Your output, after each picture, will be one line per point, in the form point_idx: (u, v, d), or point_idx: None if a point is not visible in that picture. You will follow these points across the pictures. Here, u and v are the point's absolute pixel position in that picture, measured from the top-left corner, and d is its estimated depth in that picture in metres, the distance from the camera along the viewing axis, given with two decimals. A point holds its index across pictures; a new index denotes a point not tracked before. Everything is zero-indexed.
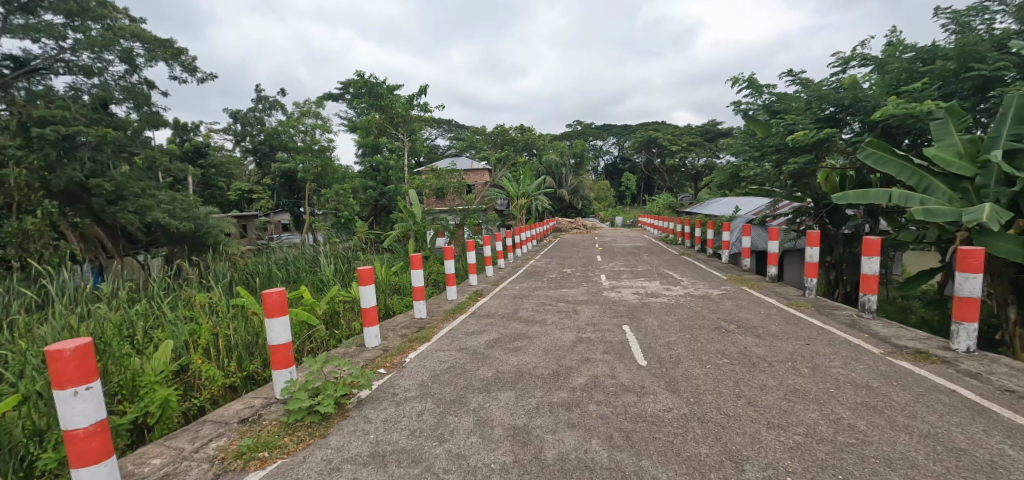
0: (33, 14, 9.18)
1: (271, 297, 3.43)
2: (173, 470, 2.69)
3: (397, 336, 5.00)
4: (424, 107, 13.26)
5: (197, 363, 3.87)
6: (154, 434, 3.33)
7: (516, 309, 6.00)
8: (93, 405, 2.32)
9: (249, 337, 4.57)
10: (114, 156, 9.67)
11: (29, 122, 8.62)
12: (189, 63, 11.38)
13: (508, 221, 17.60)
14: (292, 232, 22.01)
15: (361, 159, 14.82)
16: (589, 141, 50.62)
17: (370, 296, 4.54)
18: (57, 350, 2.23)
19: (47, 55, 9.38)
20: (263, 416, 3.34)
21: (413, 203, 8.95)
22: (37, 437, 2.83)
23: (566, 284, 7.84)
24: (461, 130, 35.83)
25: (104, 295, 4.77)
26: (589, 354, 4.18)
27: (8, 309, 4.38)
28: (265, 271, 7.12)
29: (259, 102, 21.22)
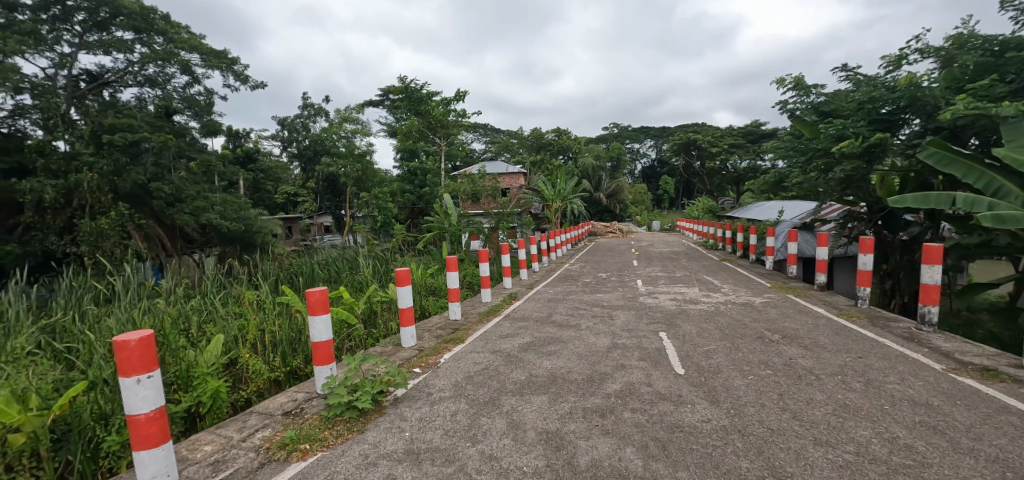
0: (106, 31, 9.96)
1: (314, 295, 3.56)
2: (223, 457, 2.84)
3: (433, 337, 5.08)
4: (461, 112, 13.46)
5: (245, 357, 4.07)
6: (205, 422, 3.53)
7: (550, 313, 5.97)
8: (154, 392, 2.47)
9: (292, 333, 4.75)
10: (172, 162, 10.33)
11: (100, 131, 9.26)
12: (242, 73, 12.01)
13: (543, 224, 17.56)
14: (334, 234, 22.76)
15: (399, 164, 15.19)
16: (626, 144, 49.91)
17: (407, 296, 4.62)
18: (123, 340, 2.39)
19: (118, 68, 10.13)
20: (305, 410, 3.47)
21: (449, 207, 9.07)
22: (103, 420, 3.06)
23: (601, 288, 7.74)
24: (497, 134, 36.12)
25: (163, 291, 5.10)
26: (624, 361, 4.12)
27: (79, 301, 4.73)
28: (308, 271, 7.40)
29: (304, 109, 22.11)
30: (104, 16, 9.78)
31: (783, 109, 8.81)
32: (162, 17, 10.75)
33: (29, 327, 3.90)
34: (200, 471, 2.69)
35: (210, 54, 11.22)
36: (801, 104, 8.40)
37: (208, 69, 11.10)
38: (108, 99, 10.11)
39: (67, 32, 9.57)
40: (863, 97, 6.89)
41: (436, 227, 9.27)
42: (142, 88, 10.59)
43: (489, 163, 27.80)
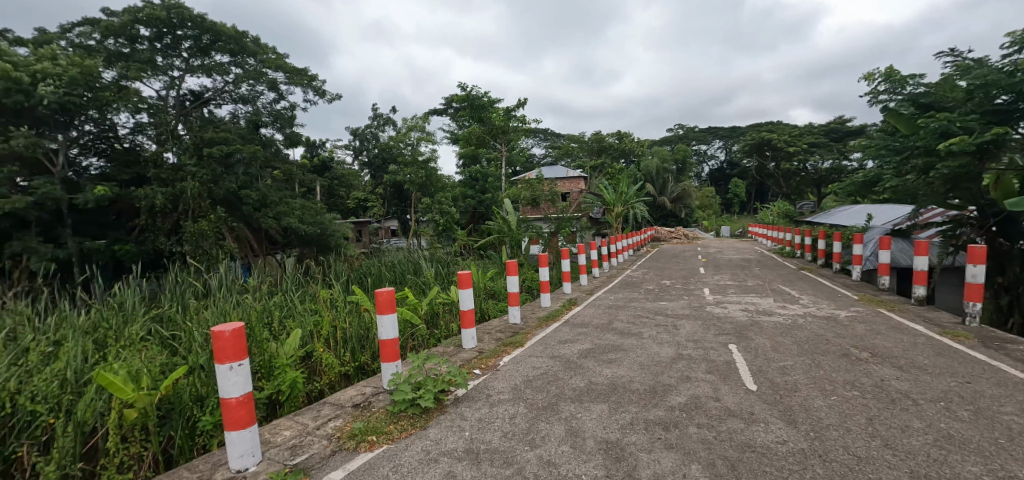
0: (207, 55, 11.09)
1: (382, 296, 3.74)
2: (299, 442, 3.05)
3: (492, 340, 5.14)
4: (522, 118, 13.58)
5: (320, 351, 4.35)
6: (284, 409, 3.81)
7: (611, 320, 5.84)
8: (243, 379, 2.70)
9: (361, 330, 5.00)
10: (260, 171, 11.23)
11: (201, 143, 10.28)
12: (320, 88, 12.89)
13: (604, 229, 17.26)
14: (400, 238, 23.74)
15: (461, 169, 15.60)
16: (693, 146, 47.96)
17: (468, 299, 4.71)
18: (219, 331, 2.64)
19: (217, 88, 11.24)
20: (372, 403, 3.64)
21: (509, 212, 9.10)
22: (199, 401, 3.40)
23: (665, 296, 7.47)
24: (557, 138, 36.05)
25: (251, 287, 5.58)
26: (690, 373, 3.95)
27: (182, 295, 5.28)
28: (376, 273, 7.78)
29: (374, 119, 23.26)
30: (207, 43, 10.94)
31: (873, 101, 8.14)
32: (254, 41, 11.82)
33: (142, 316, 4.41)
34: (279, 454, 2.90)
35: (294, 72, 12.16)
36: (894, 96, 7.74)
37: (291, 86, 12.04)
38: (208, 116, 11.24)
39: (177, 58, 10.79)
40: (972, 83, 6.20)
41: (497, 232, 9.37)
42: (236, 105, 11.66)
43: (549, 168, 27.78)
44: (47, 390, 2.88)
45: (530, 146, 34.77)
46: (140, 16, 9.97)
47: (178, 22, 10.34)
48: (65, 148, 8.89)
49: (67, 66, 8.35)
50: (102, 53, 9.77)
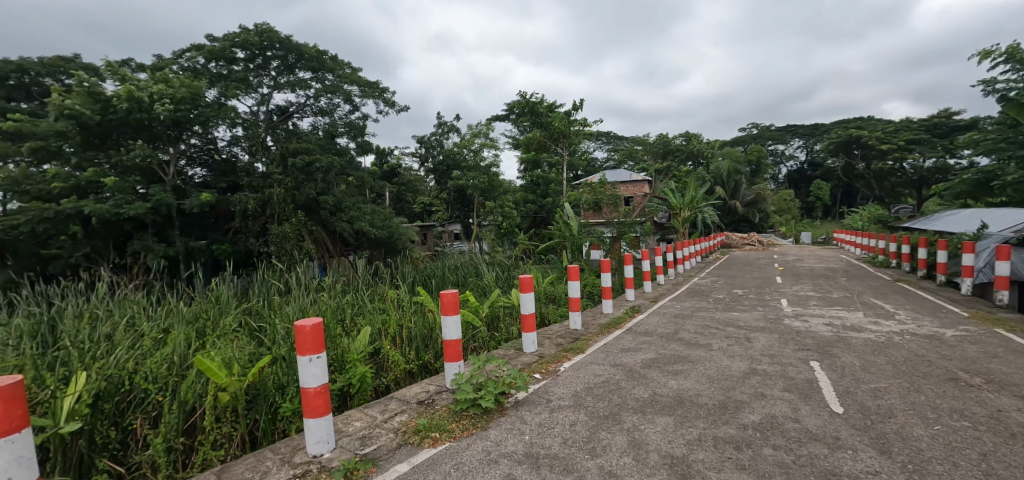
0: (292, 72, 12.00)
1: (447, 297, 3.84)
2: (368, 434, 3.20)
3: (553, 345, 5.10)
4: (583, 122, 13.44)
5: (387, 348, 4.53)
6: (354, 402, 4.00)
7: (677, 330, 5.60)
8: (320, 370, 2.88)
9: (425, 330, 5.15)
10: (336, 178, 11.91)
11: (285, 153, 11.13)
12: (390, 99, 13.51)
13: (669, 234, 16.63)
14: (462, 242, 24.28)
15: (523, 174, 15.68)
16: (769, 146, 45.08)
17: (529, 303, 4.71)
18: (300, 325, 2.83)
19: (300, 102, 12.12)
20: (436, 401, 3.73)
21: (570, 216, 8.97)
22: (281, 389, 3.65)
23: (737, 307, 7.04)
24: (620, 141, 35.28)
25: (326, 286, 5.94)
26: (765, 390, 3.68)
27: (267, 291, 5.73)
28: (439, 275, 7.99)
29: (439, 126, 23.99)
30: (292, 61, 11.82)
31: (988, 90, 7.24)
32: (332, 57, 12.59)
33: (234, 309, 4.84)
34: (350, 444, 3.05)
35: (366, 85, 12.83)
36: (1016, 83, 6.84)
37: (364, 98, 12.72)
38: (292, 128, 12.15)
39: (267, 77, 11.77)
40: None
41: (558, 237, 9.30)
42: (316, 117, 12.48)
43: (612, 171, 27.25)
44: (156, 371, 3.24)
45: (592, 150, 34.33)
46: (237, 41, 11.11)
47: (267, 43, 11.31)
48: (174, 160, 9.99)
49: (176, 87, 9.39)
50: (205, 74, 10.91)
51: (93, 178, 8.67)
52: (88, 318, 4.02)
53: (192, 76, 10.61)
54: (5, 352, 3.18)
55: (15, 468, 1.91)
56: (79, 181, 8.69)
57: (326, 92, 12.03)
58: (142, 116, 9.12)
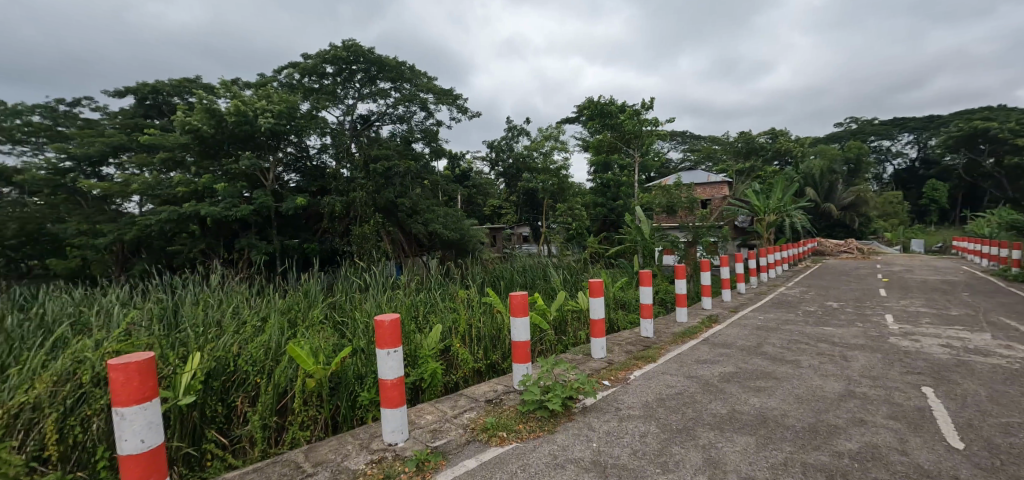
0: (374, 83, 12.74)
1: (516, 299, 3.88)
2: (440, 427, 3.31)
3: (622, 352, 4.96)
4: (656, 121, 12.96)
5: (456, 346, 4.65)
6: (425, 396, 4.16)
7: (760, 344, 5.22)
8: (397, 363, 3.02)
9: (494, 331, 5.23)
10: (413, 182, 12.45)
11: (367, 159, 11.83)
12: (463, 105, 13.89)
13: (752, 239, 15.55)
14: (531, 244, 24.37)
15: (593, 176, 15.43)
16: (871, 142, 40.71)
17: (599, 308, 4.62)
18: (380, 320, 2.99)
19: (380, 111, 12.82)
20: (504, 400, 3.77)
21: (641, 219, 8.69)
22: (360, 379, 3.90)
23: (830, 321, 6.42)
24: (697, 141, 33.59)
25: (402, 284, 6.23)
26: (864, 416, 3.32)
27: (350, 286, 6.13)
28: (508, 276, 8.08)
29: (509, 130, 24.29)
30: (374, 72, 12.54)
31: None
32: (410, 67, 13.18)
33: (321, 302, 5.24)
34: (422, 436, 3.18)
35: (441, 93, 13.30)
36: None
37: (439, 105, 13.20)
38: (373, 135, 12.89)
39: (352, 89, 12.60)
40: None
41: (629, 241, 9.03)
42: (395, 125, 13.14)
43: (687, 172, 26.03)
44: (255, 356, 3.59)
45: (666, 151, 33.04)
46: (327, 57, 12.02)
47: (352, 58, 12.12)
48: (272, 167, 11.00)
49: (275, 102, 10.33)
50: (300, 89, 11.92)
51: (207, 184, 9.79)
52: (201, 306, 4.54)
53: (288, 91, 11.64)
54: (139, 331, 3.70)
55: (147, 430, 2.19)
56: (195, 186, 9.86)
57: (404, 101, 12.63)
58: (246, 128, 10.15)
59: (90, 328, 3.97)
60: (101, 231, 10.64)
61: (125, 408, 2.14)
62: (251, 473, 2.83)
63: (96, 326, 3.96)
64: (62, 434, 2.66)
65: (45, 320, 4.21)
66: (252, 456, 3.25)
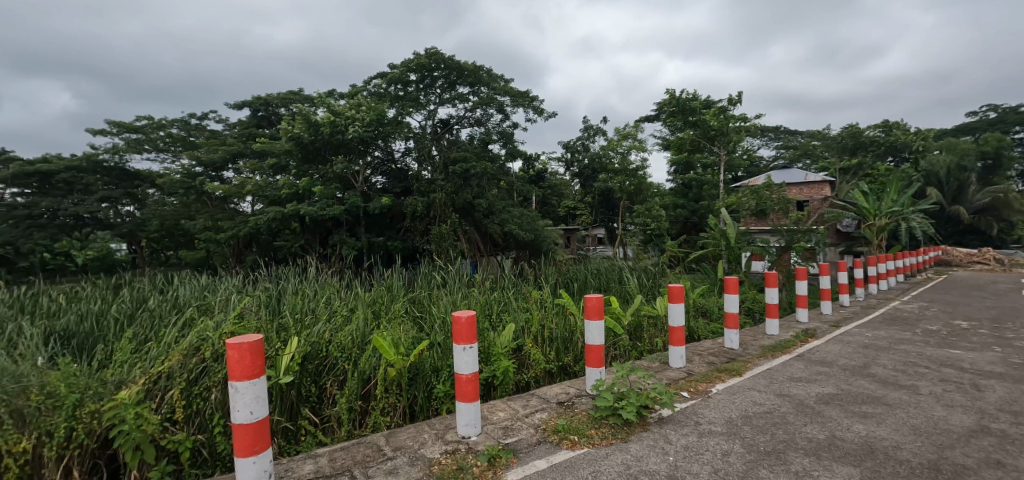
0: (454, 88, 13.17)
1: (591, 301, 3.81)
2: (511, 425, 3.35)
3: (703, 362, 4.68)
4: (746, 117, 12.08)
5: (529, 345, 4.67)
6: (497, 392, 4.22)
7: (867, 364, 4.66)
8: (472, 359, 3.09)
9: (566, 332, 5.17)
10: (489, 183, 12.70)
11: (446, 162, 12.26)
12: (539, 106, 13.92)
13: (858, 245, 13.96)
14: (606, 246, 23.87)
15: (674, 177, 14.75)
16: (1013, 133, 34.89)
17: (678, 315, 4.40)
18: (457, 316, 3.08)
19: (459, 115, 13.22)
20: (576, 404, 3.71)
21: (726, 222, 8.13)
22: (436, 371, 4.05)
23: (957, 343, 5.58)
24: (792, 137, 30.83)
25: (477, 282, 6.38)
26: (1001, 457, 2.84)
27: (429, 283, 6.39)
28: (581, 278, 7.97)
29: (585, 130, 23.96)
30: (453, 78, 12.96)
31: None
32: (488, 71, 13.44)
33: (402, 297, 5.51)
34: (494, 432, 3.23)
35: (517, 95, 13.42)
36: None
37: (515, 107, 13.33)
38: (452, 138, 13.33)
39: (433, 94, 13.12)
40: None
41: (712, 245, 8.51)
42: (473, 128, 13.49)
43: (781, 171, 24.01)
44: (343, 343, 3.88)
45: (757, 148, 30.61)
46: (411, 65, 12.63)
47: (433, 65, 12.64)
48: (360, 169, 11.79)
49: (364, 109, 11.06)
50: (387, 96, 12.65)
51: (306, 186, 10.72)
52: (299, 295, 4.99)
53: (376, 98, 12.41)
54: (249, 315, 4.15)
55: (255, 404, 2.42)
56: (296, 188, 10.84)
57: (481, 104, 12.91)
58: (339, 135, 10.96)
59: (211, 310, 4.53)
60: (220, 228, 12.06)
61: (238, 381, 2.38)
62: (338, 452, 3.06)
63: (215, 309, 4.51)
64: (188, 401, 3.07)
65: (178, 302, 4.88)
66: (339, 435, 3.52)
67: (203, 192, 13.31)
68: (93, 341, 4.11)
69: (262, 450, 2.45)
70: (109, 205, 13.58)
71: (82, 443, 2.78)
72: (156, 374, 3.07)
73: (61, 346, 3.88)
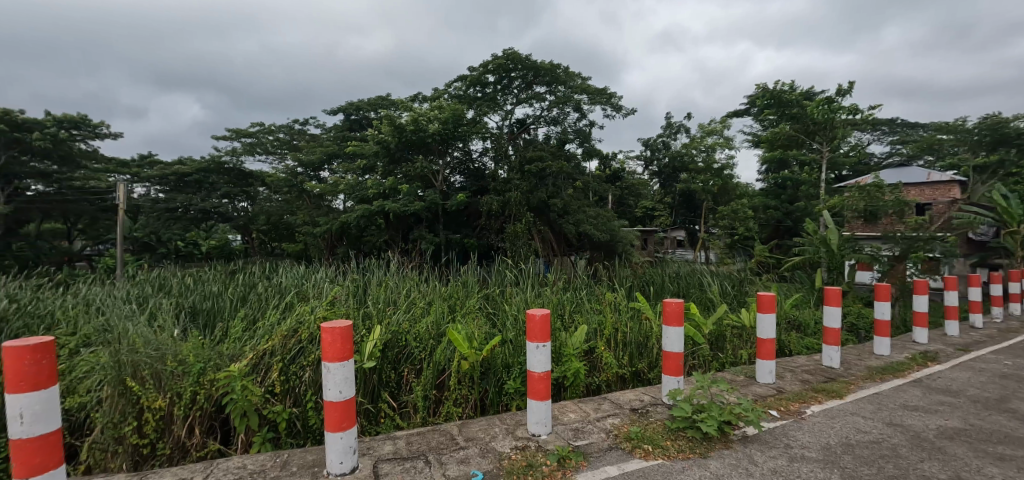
0: (531, 88, 13.22)
1: (670, 306, 3.63)
2: (582, 428, 3.29)
3: (796, 380, 4.29)
4: (855, 109, 10.87)
5: (601, 349, 4.56)
6: (567, 394, 4.18)
7: (1005, 397, 3.99)
8: (544, 358, 3.07)
9: (641, 337, 4.96)
10: (565, 182, 12.58)
11: (522, 161, 12.33)
12: (617, 103, 13.55)
13: (994, 257, 12.02)
14: (687, 249, 22.73)
15: (765, 176, 13.62)
16: None
17: (769, 327, 4.07)
18: (531, 313, 3.07)
19: (536, 115, 13.24)
20: (651, 412, 3.56)
21: (825, 227, 7.36)
22: (507, 367, 4.09)
23: None
24: (912, 130, 26.33)
25: (549, 281, 6.35)
26: None
27: (502, 280, 6.47)
28: (658, 283, 7.64)
29: (667, 127, 22.95)
30: (531, 77, 13.01)
31: None
32: (565, 69, 13.29)
33: (477, 293, 5.63)
34: (564, 433, 3.20)
35: (595, 93, 13.16)
36: None
37: (593, 105, 13.09)
38: (528, 138, 13.39)
39: (511, 95, 13.28)
40: None
41: (808, 253, 7.77)
42: (549, 127, 13.43)
43: (894, 170, 21.32)
44: (421, 334, 4.04)
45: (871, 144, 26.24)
46: (489, 67, 12.89)
47: (511, 65, 12.78)
48: (441, 169, 12.23)
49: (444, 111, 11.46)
50: (466, 98, 13.01)
51: (391, 184, 11.33)
52: (382, 287, 5.28)
53: (455, 100, 12.82)
54: (340, 302, 4.49)
55: (343, 384, 2.58)
56: (382, 187, 11.49)
57: (558, 103, 12.83)
58: (421, 136, 11.46)
59: (307, 296, 4.95)
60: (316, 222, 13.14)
61: (331, 363, 2.56)
62: (414, 436, 3.19)
63: (311, 296, 4.91)
64: (286, 377, 3.38)
65: (280, 288, 5.38)
66: (414, 421, 3.67)
67: (302, 189, 14.56)
68: (213, 318, 4.67)
69: (349, 426, 2.62)
70: (228, 201, 15.37)
71: (202, 406, 3.16)
72: (263, 350, 3.42)
73: (188, 321, 4.45)
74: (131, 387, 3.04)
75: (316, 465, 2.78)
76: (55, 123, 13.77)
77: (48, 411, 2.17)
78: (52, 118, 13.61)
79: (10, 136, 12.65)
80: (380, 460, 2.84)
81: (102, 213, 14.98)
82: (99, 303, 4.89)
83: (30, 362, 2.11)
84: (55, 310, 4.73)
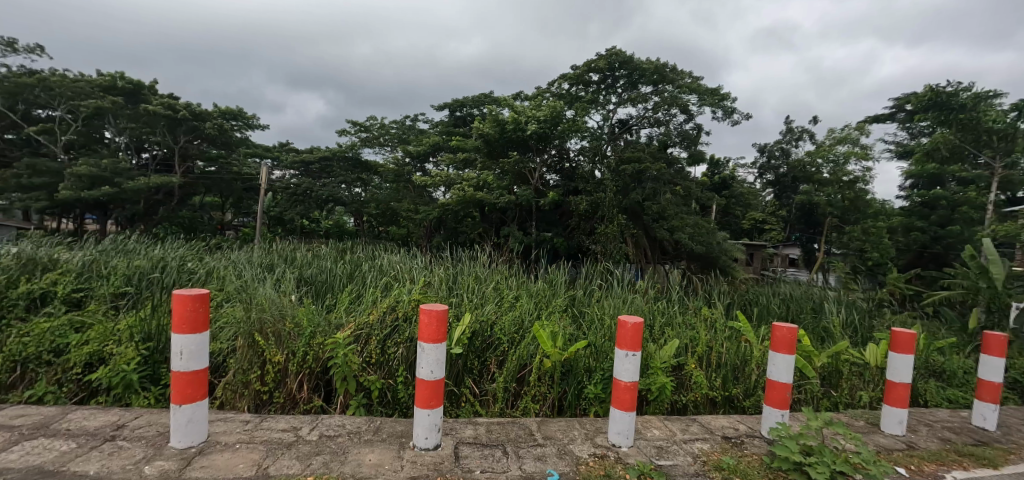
0: (635, 88, 12.71)
1: (781, 331, 3.27)
2: (667, 447, 3.14)
3: (934, 437, 3.66)
4: None
5: (690, 366, 4.26)
6: (649, 408, 4.01)
7: None
8: (632, 368, 2.94)
9: (738, 360, 4.52)
10: (666, 186, 11.95)
11: (621, 162, 11.94)
12: (731, 105, 12.51)
13: None
14: (802, 270, 20.46)
15: (910, 193, 11.70)
16: None
17: (904, 369, 3.53)
18: (624, 320, 2.96)
19: (639, 115, 12.68)
20: (746, 444, 3.27)
21: (989, 258, 6.11)
22: (589, 371, 4.00)
23: None
24: None
25: (641, 289, 6.07)
26: None
27: (590, 282, 6.33)
28: (763, 305, 7.00)
29: (787, 133, 20.88)
30: (636, 77, 12.55)
31: None
32: (673, 68, 12.61)
33: (563, 293, 5.59)
34: (647, 449, 3.06)
35: (706, 93, 12.31)
36: None
37: (702, 106, 12.24)
38: (630, 139, 12.86)
39: (614, 95, 12.91)
40: None
41: (960, 287, 6.52)
42: (652, 128, 12.77)
43: None
44: (505, 326, 4.13)
45: None
46: (593, 66, 12.65)
47: (615, 65, 12.46)
48: (537, 166, 12.25)
49: (544, 109, 11.41)
50: (567, 98, 12.94)
51: (489, 179, 11.66)
52: (472, 278, 5.44)
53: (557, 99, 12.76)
54: (431, 288, 4.74)
55: (435, 365, 2.70)
56: (479, 182, 11.88)
57: (664, 104, 12.15)
58: (521, 133, 11.59)
59: (403, 279, 5.29)
60: (419, 211, 14.00)
61: (426, 343, 2.68)
62: (494, 425, 3.26)
63: (406, 279, 5.22)
64: (382, 350, 3.64)
65: (382, 268, 5.80)
66: (492, 410, 3.73)
67: (408, 178, 15.49)
68: (324, 289, 5.16)
69: (436, 406, 2.73)
70: (345, 187, 16.90)
71: (311, 366, 3.52)
72: (364, 323, 3.73)
73: (306, 290, 4.98)
74: (256, 341, 3.49)
75: (403, 436, 2.96)
76: (221, 115, 15.84)
77: (200, 352, 2.53)
78: (219, 111, 15.66)
79: (188, 124, 14.94)
80: (462, 442, 2.94)
81: (247, 192, 17.61)
82: (239, 267, 5.67)
83: (190, 308, 2.48)
84: (208, 268, 5.56)
